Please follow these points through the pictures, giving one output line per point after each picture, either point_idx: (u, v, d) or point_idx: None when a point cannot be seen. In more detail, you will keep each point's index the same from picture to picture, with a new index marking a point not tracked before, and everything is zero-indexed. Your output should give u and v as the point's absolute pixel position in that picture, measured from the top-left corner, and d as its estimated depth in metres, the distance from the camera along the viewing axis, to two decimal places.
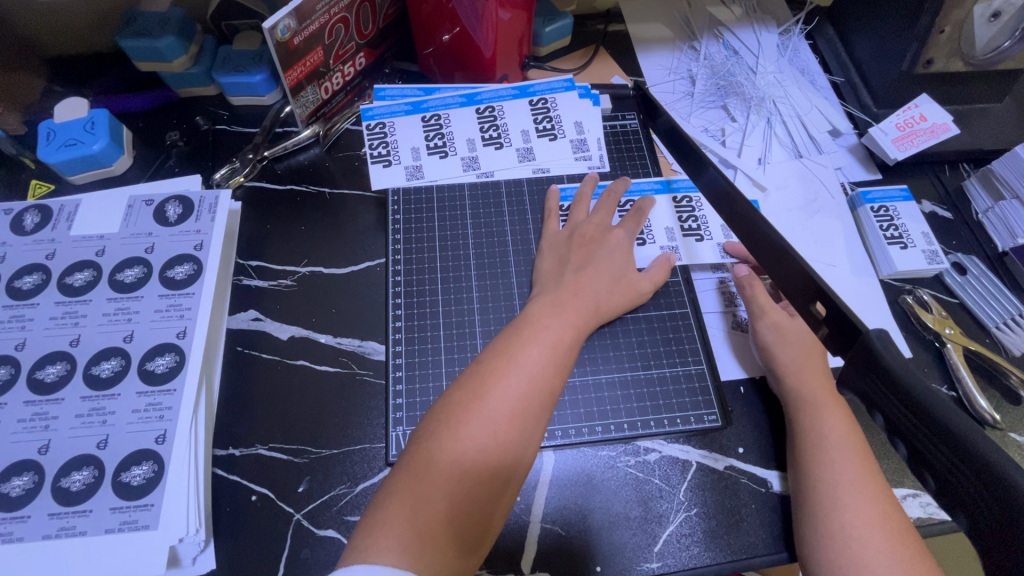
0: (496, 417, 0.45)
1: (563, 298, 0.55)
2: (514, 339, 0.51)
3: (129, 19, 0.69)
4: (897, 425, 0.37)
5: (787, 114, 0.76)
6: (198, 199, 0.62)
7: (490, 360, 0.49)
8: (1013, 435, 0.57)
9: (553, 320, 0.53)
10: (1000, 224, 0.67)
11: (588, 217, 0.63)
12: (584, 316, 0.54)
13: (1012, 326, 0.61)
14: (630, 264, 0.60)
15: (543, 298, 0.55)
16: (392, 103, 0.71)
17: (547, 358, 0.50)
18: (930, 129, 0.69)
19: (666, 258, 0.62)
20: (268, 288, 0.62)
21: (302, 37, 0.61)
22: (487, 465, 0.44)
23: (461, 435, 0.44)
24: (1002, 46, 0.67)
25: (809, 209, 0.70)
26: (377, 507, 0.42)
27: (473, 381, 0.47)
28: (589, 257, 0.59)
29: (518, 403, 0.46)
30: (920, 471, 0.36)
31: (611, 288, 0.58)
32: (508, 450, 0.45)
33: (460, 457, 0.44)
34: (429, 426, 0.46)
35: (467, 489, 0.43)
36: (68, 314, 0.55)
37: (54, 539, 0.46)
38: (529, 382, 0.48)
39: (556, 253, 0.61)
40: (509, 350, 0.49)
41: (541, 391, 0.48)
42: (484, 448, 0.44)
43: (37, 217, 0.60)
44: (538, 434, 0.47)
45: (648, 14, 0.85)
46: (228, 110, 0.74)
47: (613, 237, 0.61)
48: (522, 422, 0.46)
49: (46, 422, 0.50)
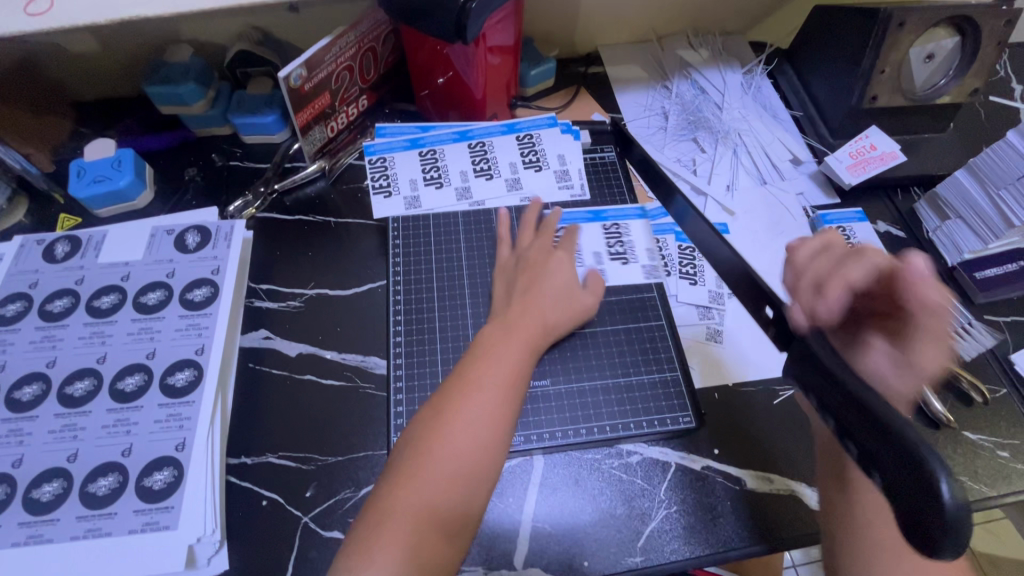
0: (456, 432, 0.51)
1: (513, 318, 0.61)
2: (470, 362, 0.56)
3: (154, 68, 0.77)
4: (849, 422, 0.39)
5: (752, 145, 0.84)
6: (215, 229, 0.68)
7: (451, 383, 0.55)
8: (967, 433, 0.62)
9: (505, 340, 0.58)
10: (948, 241, 0.74)
11: (532, 243, 0.69)
12: (535, 332, 0.60)
13: (962, 333, 0.68)
14: (573, 280, 0.66)
15: (499, 320, 0.61)
16: (391, 139, 0.78)
17: (501, 373, 0.55)
18: (880, 157, 0.77)
19: (596, 275, 0.67)
20: (278, 308, 0.67)
21: (312, 83, 0.68)
22: (455, 475, 0.49)
23: (428, 452, 0.50)
24: (939, 83, 0.77)
25: (774, 230, 0.77)
26: (360, 525, 0.48)
27: (437, 403, 0.53)
28: (532, 281, 0.64)
29: (477, 417, 0.52)
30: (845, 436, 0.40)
31: (558, 306, 0.63)
32: (474, 462, 0.50)
33: (426, 470, 0.49)
34: (401, 448, 0.51)
35: (437, 498, 0.48)
36: (95, 334, 0.60)
37: (82, 539, 0.50)
38: (485, 398, 0.53)
39: (504, 280, 0.67)
40: (465, 372, 0.55)
41: (497, 404, 0.53)
42: (448, 462, 0.49)
43: (67, 247, 0.65)
44: (500, 443, 0.52)
45: (624, 57, 0.93)
46: (241, 148, 0.81)
47: (554, 260, 0.67)
48: (482, 434, 0.51)
49: (75, 432, 0.54)
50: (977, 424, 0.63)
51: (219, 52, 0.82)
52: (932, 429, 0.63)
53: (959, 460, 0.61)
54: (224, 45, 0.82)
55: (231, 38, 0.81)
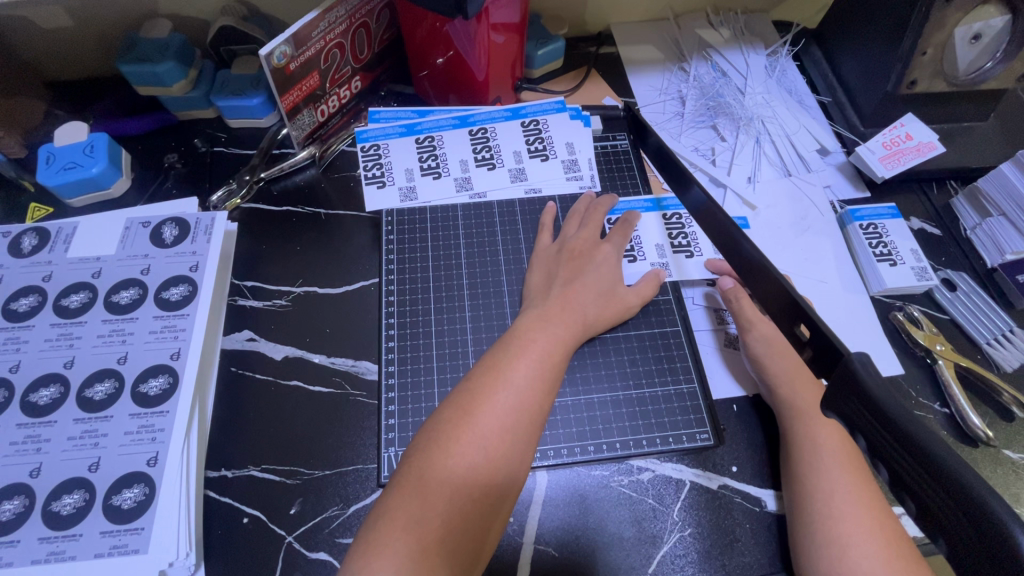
0: (487, 432, 0.46)
1: (551, 312, 0.56)
2: (504, 355, 0.51)
3: (129, 45, 0.71)
4: (904, 478, 0.32)
5: (775, 133, 0.78)
6: (194, 222, 0.63)
7: (480, 377, 0.49)
8: (1006, 452, 0.57)
9: (542, 335, 0.54)
10: (988, 241, 0.68)
11: (578, 231, 0.64)
12: (572, 328, 0.55)
13: (1003, 342, 0.62)
14: (618, 278, 0.61)
15: (534, 312, 0.56)
16: (386, 125, 0.73)
17: (537, 373, 0.50)
18: (916, 148, 0.70)
19: (655, 274, 0.63)
20: (263, 308, 0.63)
21: (298, 62, 0.63)
22: (480, 482, 0.44)
23: (454, 452, 0.45)
24: (984, 67, 0.69)
25: (799, 227, 0.71)
26: (371, 528, 0.42)
27: (464, 398, 0.48)
28: (576, 272, 0.60)
29: (509, 418, 0.47)
30: (900, 494, 0.33)
31: (600, 302, 0.59)
32: (501, 468, 0.45)
33: (452, 473, 0.44)
34: (422, 445, 0.46)
35: (460, 506, 0.43)
36: (63, 336, 0.55)
37: (43, 563, 0.46)
38: (520, 397, 0.48)
39: (545, 267, 0.62)
40: (498, 366, 0.50)
41: (531, 406, 0.48)
42: (475, 466, 0.45)
43: (34, 240, 0.60)
44: (529, 448, 0.48)
45: (638, 36, 0.87)
46: (226, 133, 0.75)
47: (600, 252, 0.62)
48: (513, 439, 0.47)
49: (38, 445, 0.50)
50: (1018, 441, 0.58)
51: (202, 29, 0.76)
52: (968, 446, 0.58)
53: (998, 482, 0.56)
54: (207, 20, 0.76)
55: (214, 13, 0.75)
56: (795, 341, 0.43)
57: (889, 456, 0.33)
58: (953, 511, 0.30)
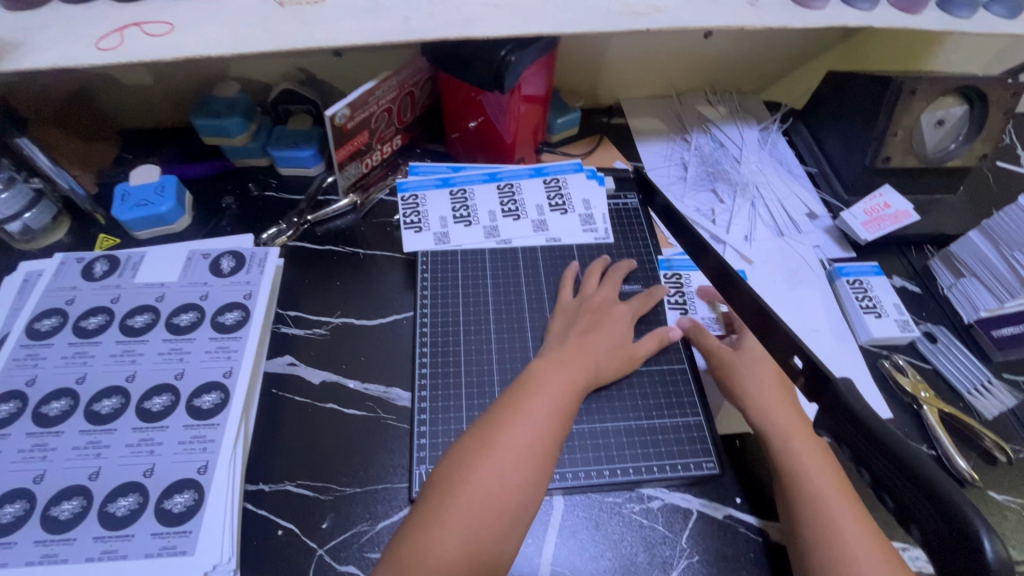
0: (506, 461, 0.50)
1: (566, 356, 0.61)
2: (524, 394, 0.56)
3: (202, 101, 0.81)
4: (879, 472, 0.42)
5: (769, 198, 0.87)
6: (250, 255, 0.70)
7: (501, 413, 0.54)
8: (991, 493, 0.61)
9: (556, 376, 0.58)
10: (964, 299, 0.74)
11: (596, 290, 0.71)
12: (583, 372, 0.60)
13: (982, 392, 0.67)
14: (629, 331, 0.67)
15: (548, 361, 0.61)
16: (424, 178, 0.81)
17: (552, 409, 0.55)
18: (893, 216, 0.79)
19: (661, 332, 0.67)
20: (303, 335, 0.68)
21: (354, 122, 0.72)
22: (497, 508, 0.48)
23: (474, 479, 0.49)
24: (949, 147, 0.79)
25: (793, 281, 0.78)
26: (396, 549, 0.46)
27: (484, 431, 0.53)
28: (591, 326, 0.66)
29: (526, 451, 0.51)
30: (880, 491, 0.43)
31: (611, 354, 0.64)
32: (516, 496, 0.49)
33: (473, 499, 0.48)
34: (445, 475, 0.50)
35: (478, 530, 0.47)
36: (126, 352, 0.61)
37: (97, 561, 0.49)
38: (536, 431, 0.53)
39: (562, 320, 0.68)
40: (517, 403, 0.55)
41: (546, 439, 0.53)
42: (494, 493, 0.49)
43: (105, 266, 0.67)
44: (545, 478, 0.52)
45: (645, 110, 0.98)
46: (277, 179, 0.84)
47: (615, 310, 0.68)
48: (529, 469, 0.51)
49: (98, 450, 0.54)
50: (1001, 484, 0.62)
51: (264, 90, 0.87)
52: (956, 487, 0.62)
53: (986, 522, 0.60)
54: (269, 83, 0.86)
55: (276, 78, 0.86)
56: (790, 370, 0.52)
57: (874, 464, 0.43)
58: (927, 506, 0.39)
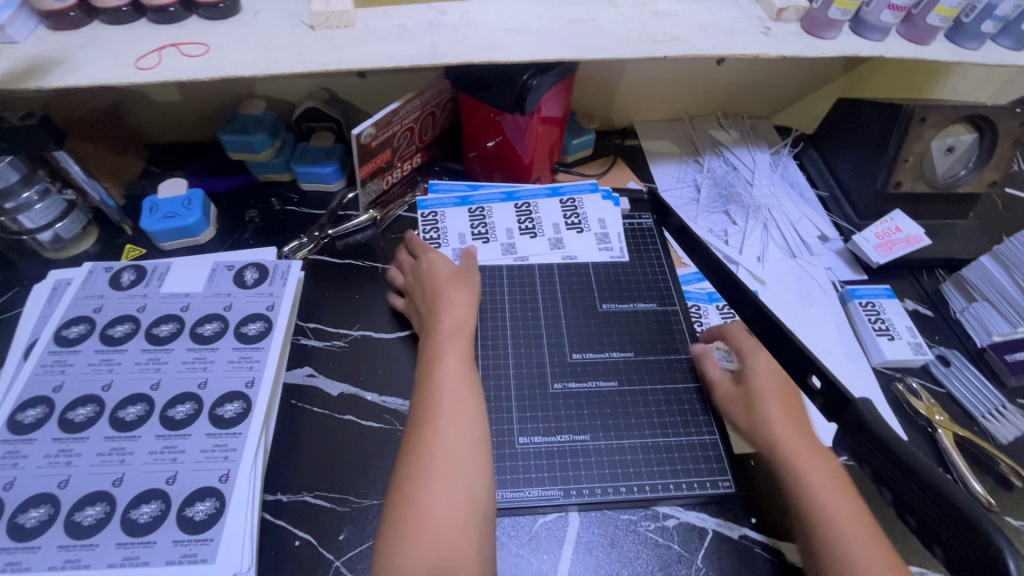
0: (442, 466, 0.51)
1: (439, 345, 0.62)
2: (426, 396, 0.57)
3: (229, 118, 0.83)
4: (910, 498, 0.43)
5: (781, 221, 0.88)
6: (273, 267, 0.71)
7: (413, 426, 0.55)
8: (1009, 519, 0.61)
9: (449, 363, 0.59)
10: (976, 323, 0.75)
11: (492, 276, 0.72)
12: (462, 352, 0.61)
13: (997, 416, 0.67)
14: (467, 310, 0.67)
15: (446, 362, 0.59)
16: (443, 195, 0.84)
17: (456, 400, 0.56)
18: (905, 239, 0.80)
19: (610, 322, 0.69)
20: (322, 347, 0.70)
21: (378, 140, 0.74)
22: (457, 512, 0.49)
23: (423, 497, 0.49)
24: (959, 174, 0.81)
25: (805, 302, 0.79)
26: None
27: (409, 450, 0.53)
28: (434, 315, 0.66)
29: (451, 446, 0.52)
30: (904, 512, 0.45)
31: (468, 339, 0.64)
32: (466, 490, 0.50)
33: (427, 515, 0.48)
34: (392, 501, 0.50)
35: (444, 537, 0.47)
36: (151, 361, 0.62)
37: (118, 567, 0.49)
38: (453, 426, 0.54)
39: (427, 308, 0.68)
40: (424, 407, 0.56)
41: (465, 428, 0.54)
42: (447, 498, 0.49)
43: (133, 276, 0.69)
44: (482, 464, 0.53)
45: (658, 132, 1.00)
46: (298, 195, 0.86)
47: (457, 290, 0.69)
48: (464, 462, 0.52)
49: (123, 457, 0.55)
50: (1019, 510, 0.62)
51: (289, 108, 0.90)
52: None
53: None
54: (294, 102, 0.89)
55: (302, 97, 0.89)
56: (807, 390, 0.52)
57: (899, 485, 0.44)
58: (955, 527, 0.40)
